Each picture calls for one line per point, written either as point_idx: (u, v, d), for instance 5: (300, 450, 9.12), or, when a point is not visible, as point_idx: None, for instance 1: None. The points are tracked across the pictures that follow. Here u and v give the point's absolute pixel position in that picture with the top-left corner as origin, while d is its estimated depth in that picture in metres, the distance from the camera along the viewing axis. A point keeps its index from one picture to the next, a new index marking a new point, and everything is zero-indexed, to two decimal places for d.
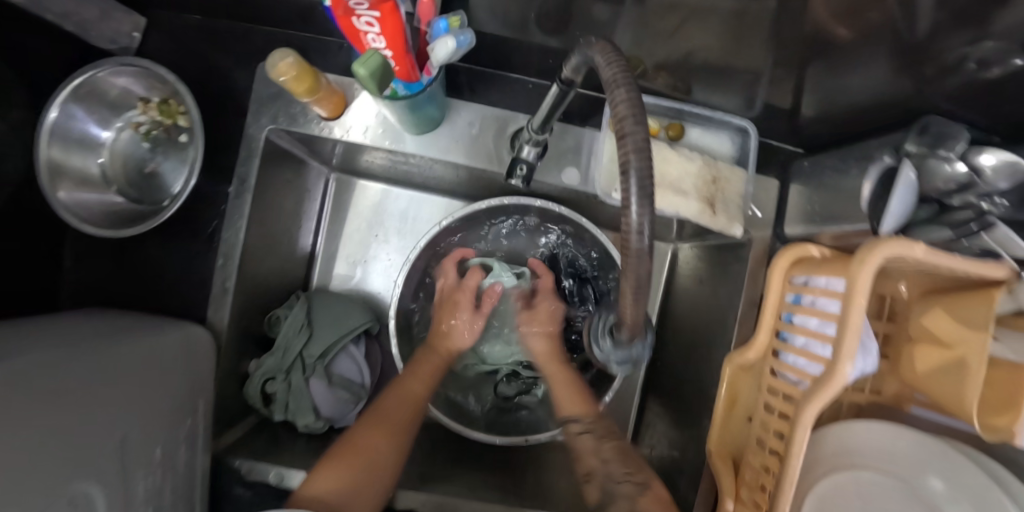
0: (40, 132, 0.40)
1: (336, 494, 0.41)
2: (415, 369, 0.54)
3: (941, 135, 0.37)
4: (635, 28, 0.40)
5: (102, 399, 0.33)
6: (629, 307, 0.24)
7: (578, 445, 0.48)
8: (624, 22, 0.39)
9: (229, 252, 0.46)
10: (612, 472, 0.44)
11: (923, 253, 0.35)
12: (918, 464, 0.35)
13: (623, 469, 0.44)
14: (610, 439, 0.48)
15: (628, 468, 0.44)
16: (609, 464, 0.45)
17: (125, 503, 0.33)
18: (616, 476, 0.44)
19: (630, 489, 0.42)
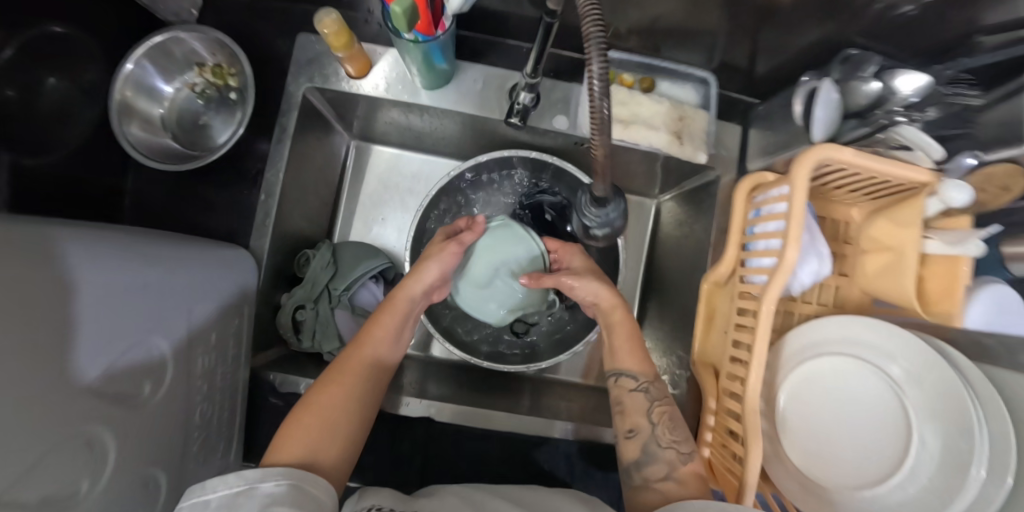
0: (117, 77, 0.49)
1: (301, 450, 0.39)
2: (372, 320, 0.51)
3: (858, 61, 0.47)
4: None
5: (170, 283, 0.39)
6: (601, 154, 0.33)
7: (628, 400, 0.50)
8: None
9: (271, 189, 0.54)
10: (659, 438, 0.46)
11: (849, 155, 0.43)
12: (886, 351, 0.46)
13: (670, 436, 0.46)
14: (662, 403, 0.49)
15: (675, 437, 0.46)
16: (656, 427, 0.47)
17: (185, 365, 0.40)
18: (663, 443, 0.46)
19: (673, 456, 0.45)
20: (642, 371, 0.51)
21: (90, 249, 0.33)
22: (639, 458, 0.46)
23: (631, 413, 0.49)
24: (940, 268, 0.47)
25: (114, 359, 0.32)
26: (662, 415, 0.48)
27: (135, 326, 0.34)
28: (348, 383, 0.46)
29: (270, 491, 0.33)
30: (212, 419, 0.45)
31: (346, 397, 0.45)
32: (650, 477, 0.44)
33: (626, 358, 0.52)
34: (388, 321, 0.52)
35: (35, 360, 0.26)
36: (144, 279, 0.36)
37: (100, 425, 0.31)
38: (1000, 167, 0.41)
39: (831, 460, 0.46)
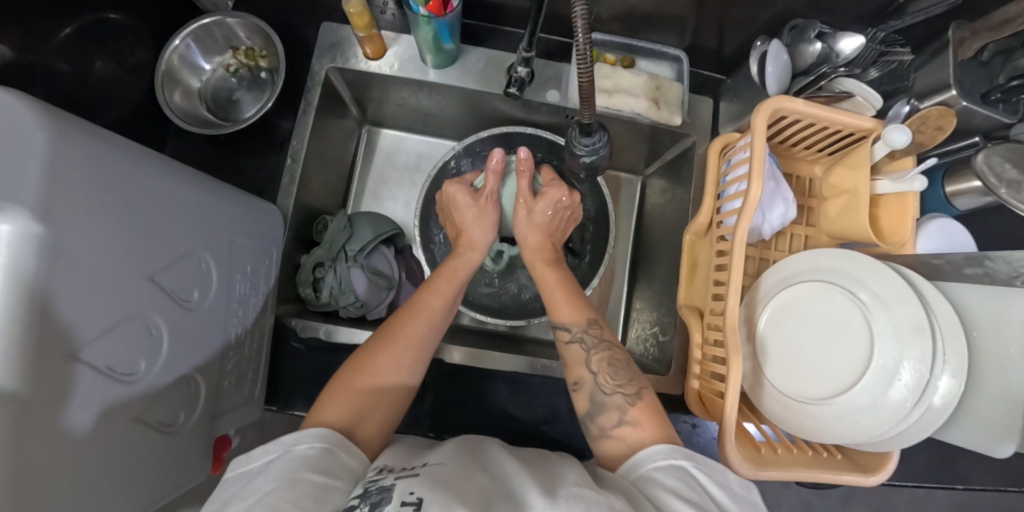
0: (165, 50, 0.57)
1: (348, 414, 0.42)
2: (427, 288, 0.55)
3: (803, 28, 0.55)
4: None
5: (207, 213, 0.44)
6: (587, 82, 0.41)
7: (567, 353, 0.52)
8: None
9: (296, 154, 0.60)
10: (602, 384, 0.48)
11: (799, 103, 0.51)
12: (857, 277, 0.51)
13: (614, 381, 0.47)
14: (602, 351, 0.50)
15: (619, 383, 0.47)
16: (599, 376, 0.48)
17: (228, 280, 0.47)
18: (607, 389, 0.47)
19: (620, 400, 0.46)
20: (575, 323, 0.53)
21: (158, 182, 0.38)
22: (589, 408, 0.47)
23: (574, 366, 0.51)
24: (892, 206, 0.55)
25: (169, 262, 0.39)
26: (602, 363, 0.49)
27: (167, 255, 0.38)
28: (401, 349, 0.49)
29: (305, 454, 0.37)
30: (244, 346, 0.50)
31: (394, 363, 0.48)
32: (605, 426, 0.45)
33: (565, 311, 0.54)
34: (441, 292, 0.55)
35: (109, 241, 0.32)
36: (185, 215, 0.41)
37: (158, 315, 0.37)
38: (932, 109, 0.50)
39: (805, 378, 0.51)
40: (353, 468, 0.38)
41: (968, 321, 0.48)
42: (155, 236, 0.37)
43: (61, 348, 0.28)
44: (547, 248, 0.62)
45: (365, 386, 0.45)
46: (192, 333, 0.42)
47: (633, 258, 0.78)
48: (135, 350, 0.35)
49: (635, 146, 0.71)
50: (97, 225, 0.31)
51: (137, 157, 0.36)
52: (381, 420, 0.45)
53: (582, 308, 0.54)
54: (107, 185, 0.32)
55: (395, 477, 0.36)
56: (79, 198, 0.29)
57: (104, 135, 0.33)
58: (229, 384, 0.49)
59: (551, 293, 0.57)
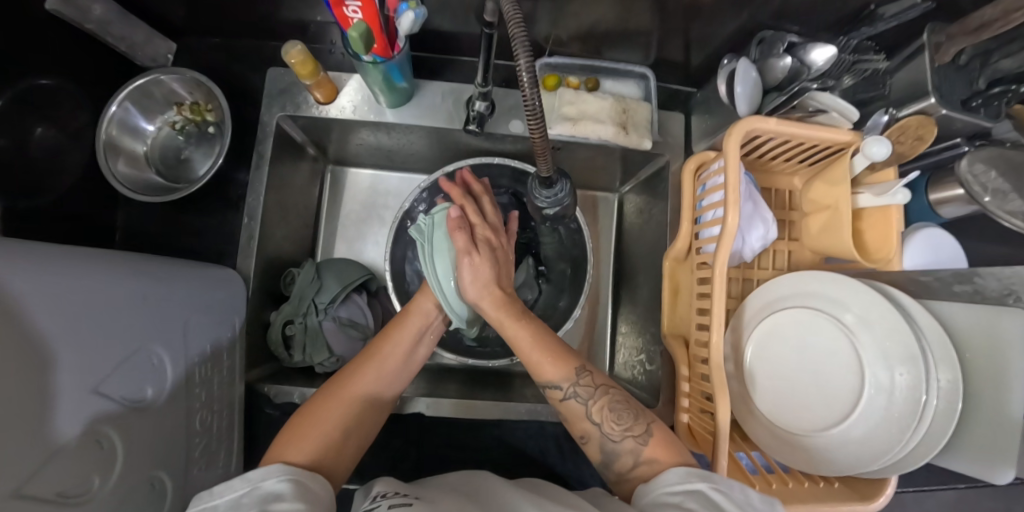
0: (102, 119, 0.54)
1: (310, 454, 0.40)
2: (386, 333, 0.53)
3: (772, 41, 0.52)
4: (544, 15, 0.54)
5: (151, 302, 0.41)
6: (539, 136, 0.38)
7: (568, 411, 0.47)
8: (541, 10, 0.53)
9: (253, 212, 0.57)
10: (608, 433, 0.44)
11: (773, 123, 0.48)
12: (841, 301, 0.50)
13: (620, 426, 0.44)
14: (598, 398, 0.45)
15: (626, 425, 0.43)
16: (603, 426, 0.45)
17: (185, 364, 0.45)
18: (615, 436, 0.44)
19: (632, 444, 0.42)
20: (570, 376, 0.46)
21: (96, 285, 0.36)
22: (603, 458, 0.45)
23: (576, 421, 0.46)
24: (875, 219, 0.53)
25: (114, 367, 0.36)
26: (603, 411, 0.45)
27: (113, 360, 0.36)
28: (350, 398, 0.46)
29: (275, 489, 0.35)
30: (211, 426, 0.49)
31: (352, 406, 0.45)
32: (623, 471, 0.43)
33: (553, 370, 0.46)
34: (401, 337, 0.53)
35: (44, 364, 0.29)
36: (127, 311, 0.38)
37: (110, 425, 0.35)
38: (912, 119, 0.47)
39: (797, 409, 0.50)
40: (319, 494, 0.36)
41: (959, 341, 0.46)
42: (97, 345, 0.34)
43: (4, 491, 0.26)
44: (509, 301, 0.50)
45: (324, 427, 0.42)
46: (149, 434, 0.39)
47: (616, 279, 0.75)
48: (89, 469, 0.33)
49: (608, 167, 0.68)
50: (29, 351, 0.28)
51: (60, 266, 0.33)
52: (341, 465, 0.42)
53: (565, 357, 0.47)
54: (30, 305, 0.29)
55: (388, 505, 0.36)
56: (5, 328, 0.27)
57: (21, 253, 0.31)
58: (200, 470, 0.47)
59: (528, 352, 0.48)
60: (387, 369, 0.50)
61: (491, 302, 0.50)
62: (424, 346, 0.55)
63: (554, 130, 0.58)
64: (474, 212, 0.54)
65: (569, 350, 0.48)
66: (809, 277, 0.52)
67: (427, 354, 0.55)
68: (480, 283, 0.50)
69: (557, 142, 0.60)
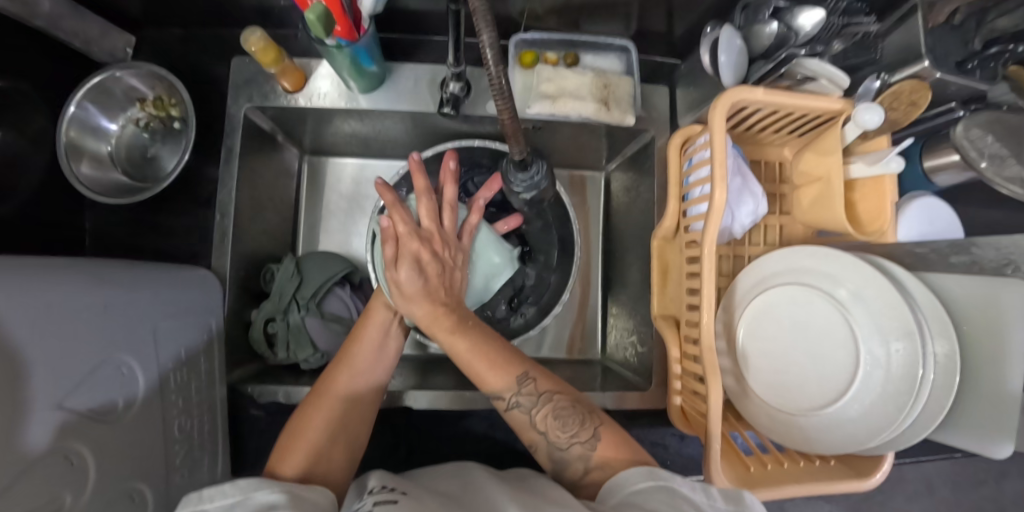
0: (61, 120, 0.52)
1: (303, 467, 0.40)
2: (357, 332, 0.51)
3: (756, 7, 0.50)
4: None
5: (116, 310, 0.40)
6: (509, 119, 0.36)
7: (514, 420, 0.45)
8: None
9: (225, 208, 0.56)
10: (555, 443, 0.43)
11: (759, 93, 0.46)
12: (832, 275, 0.49)
13: (566, 434, 0.42)
14: (542, 407, 0.43)
15: (571, 433, 0.42)
16: (549, 434, 0.43)
17: (158, 371, 0.44)
18: (563, 444, 0.42)
19: (580, 451, 0.42)
20: (505, 386, 0.43)
21: (55, 297, 0.34)
22: (555, 466, 0.44)
23: (523, 430, 0.45)
24: (869, 190, 0.51)
25: (81, 380, 0.35)
26: (548, 418, 0.43)
27: (78, 373, 0.35)
28: (333, 402, 0.46)
29: (268, 500, 0.33)
30: (192, 433, 0.48)
31: (336, 413, 0.45)
32: (575, 478, 0.42)
33: (494, 377, 0.43)
34: (368, 334, 0.51)
35: (5, 380, 0.29)
36: (89, 322, 0.37)
37: (78, 440, 0.34)
38: (905, 84, 0.46)
39: (790, 388, 0.49)
40: (319, 502, 0.35)
41: (956, 314, 0.44)
42: (60, 359, 0.33)
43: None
44: (442, 312, 0.44)
45: (311, 439, 0.42)
46: (122, 446, 0.39)
47: (605, 261, 0.74)
48: (58, 488, 0.32)
49: (593, 145, 0.66)
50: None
51: (15, 278, 0.32)
52: (340, 469, 0.43)
53: (509, 364, 0.44)
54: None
55: (374, 502, 0.35)
56: None
57: None
58: (182, 476, 0.47)
59: (467, 363, 0.45)
60: (364, 369, 0.49)
61: (428, 319, 0.45)
62: (394, 338, 0.53)
63: (533, 109, 0.55)
64: (398, 224, 0.46)
65: (509, 354, 0.45)
66: (800, 253, 0.51)
67: (399, 346, 0.54)
68: (411, 303, 0.45)
69: (536, 121, 0.58)
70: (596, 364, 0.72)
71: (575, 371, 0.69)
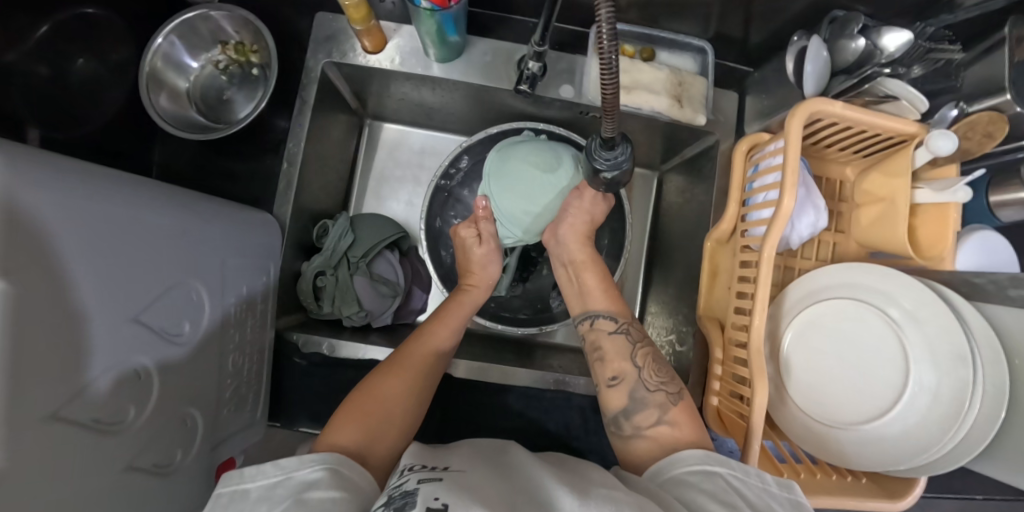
0: (148, 51, 0.53)
1: (358, 439, 0.39)
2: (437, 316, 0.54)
3: (845, 21, 0.50)
4: None
5: (192, 236, 0.41)
6: (610, 95, 0.36)
7: (606, 344, 0.50)
8: None
9: (292, 158, 0.57)
10: (645, 380, 0.46)
11: (838, 106, 0.46)
12: (888, 294, 0.49)
13: (657, 378, 0.46)
14: (644, 346, 0.49)
15: (662, 379, 0.46)
16: (642, 372, 0.47)
17: (220, 304, 0.44)
18: (650, 385, 0.45)
19: (663, 397, 0.44)
20: (618, 313, 0.53)
21: (143, 213, 0.35)
22: (626, 407, 0.45)
23: (613, 359, 0.49)
24: (931, 217, 0.50)
25: (155, 298, 0.36)
26: (646, 359, 0.48)
27: (154, 291, 0.35)
28: (400, 380, 0.46)
29: (309, 478, 0.32)
30: (242, 370, 0.49)
31: (398, 392, 0.45)
32: (641, 425, 0.43)
33: (599, 300, 0.54)
34: (450, 321, 0.54)
35: (93, 282, 0.29)
36: (167, 244, 0.37)
37: (146, 356, 0.35)
38: (982, 115, 0.46)
39: (834, 401, 0.49)
40: (360, 484, 0.34)
41: (1011, 347, 0.44)
42: (142, 272, 0.34)
43: (38, 412, 0.25)
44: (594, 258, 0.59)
45: (373, 412, 0.42)
46: (182, 369, 0.39)
47: (649, 259, 0.74)
48: (125, 396, 0.33)
49: (652, 142, 0.67)
50: (70, 268, 0.27)
51: (103, 189, 0.32)
52: (391, 447, 0.41)
53: (619, 304, 0.54)
54: (81, 220, 0.28)
55: (417, 479, 0.32)
56: (58, 242, 0.26)
57: (72, 172, 0.30)
58: (229, 411, 0.48)
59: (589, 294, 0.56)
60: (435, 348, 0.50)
61: (582, 258, 0.58)
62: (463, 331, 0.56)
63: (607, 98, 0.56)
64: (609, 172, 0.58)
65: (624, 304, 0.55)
66: (850, 270, 0.51)
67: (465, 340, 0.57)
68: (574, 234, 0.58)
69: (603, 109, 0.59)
70: None
71: None
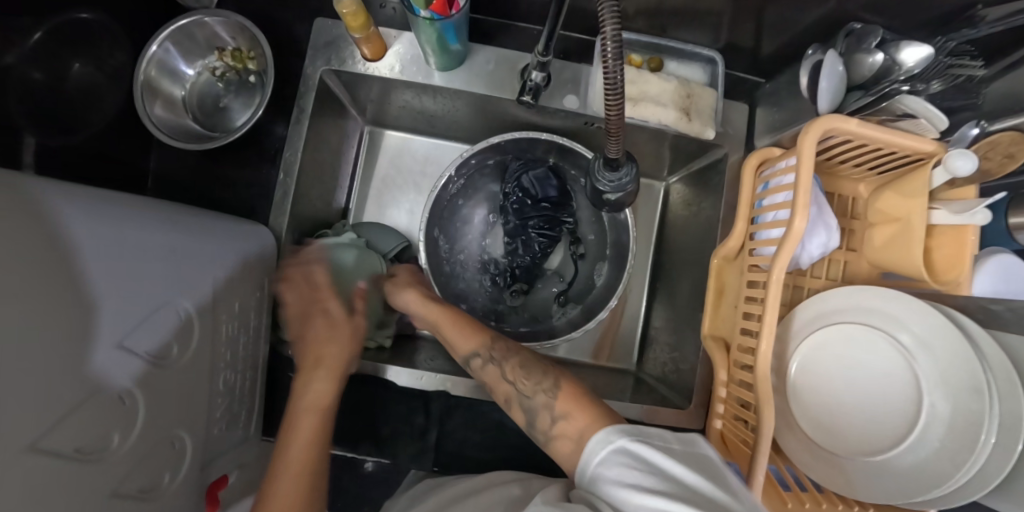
0: (142, 58, 0.52)
1: None
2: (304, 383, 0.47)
3: (862, 34, 0.48)
4: None
5: (181, 254, 0.40)
6: (615, 117, 0.35)
7: (485, 376, 0.47)
8: None
9: (289, 168, 0.55)
10: (522, 391, 0.43)
11: (853, 125, 0.44)
12: (900, 319, 0.47)
13: (533, 383, 0.43)
14: (511, 358, 0.47)
15: (536, 381, 0.43)
16: (519, 383, 0.44)
17: (214, 321, 0.43)
18: (529, 392, 0.43)
19: (543, 398, 0.41)
20: (480, 344, 0.49)
21: (111, 236, 0.34)
22: (527, 418, 0.42)
23: (495, 385, 0.46)
24: (948, 239, 0.48)
25: (143, 319, 0.34)
26: (517, 370, 0.45)
27: (140, 314, 0.34)
28: (297, 468, 0.40)
29: None
30: (234, 387, 0.48)
31: (297, 481, 0.39)
32: (545, 428, 0.40)
33: (464, 341, 0.50)
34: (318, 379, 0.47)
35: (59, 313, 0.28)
36: (148, 264, 0.36)
37: (134, 381, 0.34)
38: (1004, 134, 0.45)
39: (841, 428, 0.48)
40: None
41: None
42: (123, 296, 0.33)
43: (14, 446, 0.24)
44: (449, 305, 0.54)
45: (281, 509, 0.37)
46: (171, 391, 0.38)
47: (653, 272, 0.73)
48: (108, 423, 0.32)
49: (658, 153, 0.65)
50: (34, 294, 0.26)
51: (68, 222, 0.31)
52: None
53: (475, 331, 0.51)
54: (33, 252, 0.27)
55: None
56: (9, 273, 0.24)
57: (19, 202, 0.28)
58: (221, 429, 0.47)
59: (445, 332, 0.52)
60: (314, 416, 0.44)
61: (436, 305, 0.54)
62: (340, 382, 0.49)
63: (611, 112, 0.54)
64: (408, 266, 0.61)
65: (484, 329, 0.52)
66: (864, 294, 0.49)
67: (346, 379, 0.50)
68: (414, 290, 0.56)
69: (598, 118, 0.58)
70: (630, 375, 0.71)
71: (608, 378, 0.68)
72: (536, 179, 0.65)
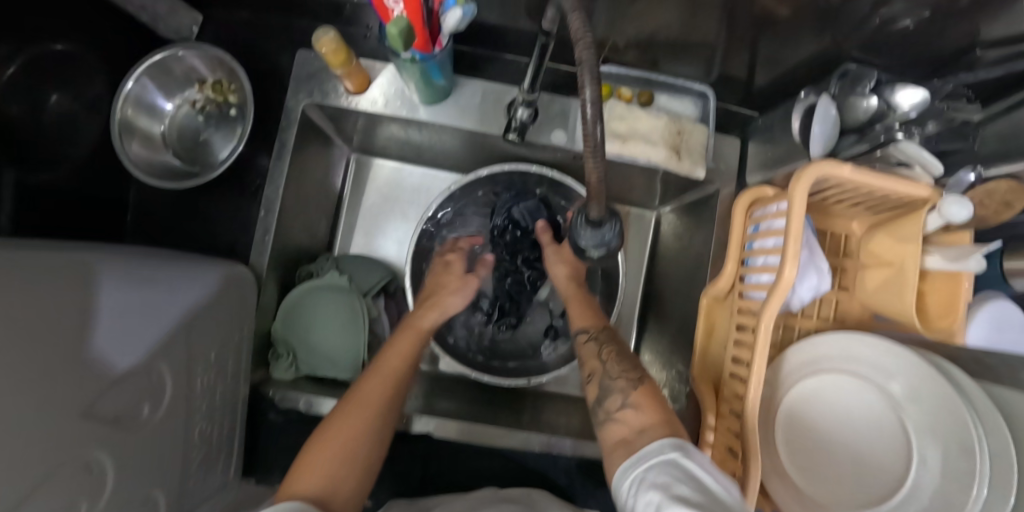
0: (118, 96, 0.51)
1: (320, 486, 0.36)
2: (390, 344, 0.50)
3: (856, 76, 0.48)
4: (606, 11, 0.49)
5: (156, 310, 0.38)
6: (598, 176, 0.34)
7: (583, 351, 0.51)
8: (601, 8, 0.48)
9: (270, 205, 0.54)
10: (609, 370, 0.46)
11: (849, 171, 0.43)
12: (888, 369, 0.46)
13: (619, 366, 0.46)
14: (611, 344, 0.49)
15: (625, 368, 0.45)
16: (608, 363, 0.47)
17: (189, 373, 0.42)
18: (614, 374, 0.45)
19: (624, 383, 0.44)
20: (591, 325, 0.53)
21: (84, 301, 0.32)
22: (599, 396, 0.45)
23: (588, 360, 0.49)
24: (942, 286, 0.47)
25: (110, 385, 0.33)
26: (613, 354, 0.48)
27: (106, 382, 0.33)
28: (365, 414, 0.43)
29: None
30: (211, 437, 0.47)
31: (363, 426, 0.42)
32: (610, 409, 0.42)
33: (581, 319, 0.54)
34: (404, 342, 0.51)
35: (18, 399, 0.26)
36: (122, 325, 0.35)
37: (103, 451, 0.32)
38: (1002, 183, 0.42)
39: (833, 481, 0.46)
40: None
41: None
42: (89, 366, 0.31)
43: None
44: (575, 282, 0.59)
45: (340, 450, 0.39)
46: (142, 455, 0.37)
47: (644, 301, 0.72)
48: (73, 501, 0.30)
49: (649, 186, 0.64)
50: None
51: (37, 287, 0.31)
52: (355, 487, 0.39)
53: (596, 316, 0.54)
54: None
55: None
56: None
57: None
58: (198, 480, 0.46)
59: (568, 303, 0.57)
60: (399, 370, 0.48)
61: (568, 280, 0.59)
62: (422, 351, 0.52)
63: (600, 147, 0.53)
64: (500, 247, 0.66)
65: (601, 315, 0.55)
66: (855, 342, 0.48)
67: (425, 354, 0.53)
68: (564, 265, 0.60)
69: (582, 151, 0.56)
70: None
71: None
72: (525, 211, 0.64)
